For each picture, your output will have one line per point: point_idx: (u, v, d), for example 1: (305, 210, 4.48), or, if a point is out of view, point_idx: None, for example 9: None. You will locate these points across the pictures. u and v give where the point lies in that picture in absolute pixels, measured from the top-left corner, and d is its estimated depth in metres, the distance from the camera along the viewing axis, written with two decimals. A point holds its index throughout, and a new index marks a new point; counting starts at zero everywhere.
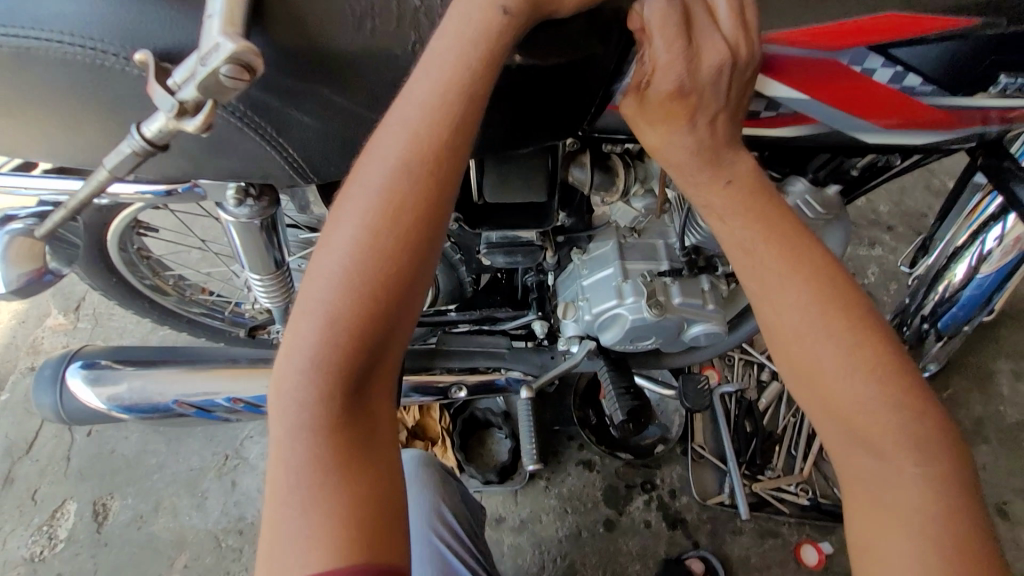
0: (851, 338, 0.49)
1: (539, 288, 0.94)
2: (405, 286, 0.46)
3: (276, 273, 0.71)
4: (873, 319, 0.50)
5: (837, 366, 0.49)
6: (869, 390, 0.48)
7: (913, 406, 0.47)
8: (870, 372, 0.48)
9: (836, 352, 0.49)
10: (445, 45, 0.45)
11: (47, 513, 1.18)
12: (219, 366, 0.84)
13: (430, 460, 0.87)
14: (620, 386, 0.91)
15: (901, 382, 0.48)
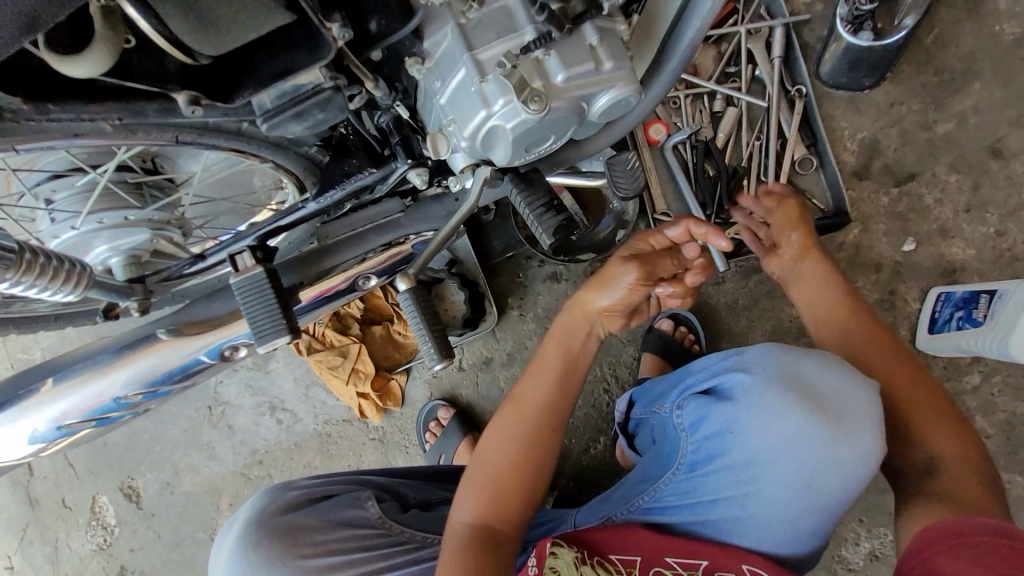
0: (848, 322, 0.77)
1: (398, 127, 0.72)
2: (550, 421, 0.75)
3: (25, 269, 0.55)
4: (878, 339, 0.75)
5: (831, 330, 0.78)
6: (846, 329, 0.77)
7: (877, 347, 0.75)
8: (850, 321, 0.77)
9: (816, 321, 0.79)
10: (550, 224, 0.75)
11: (87, 511, 1.24)
12: (87, 372, 0.73)
13: (267, 505, 0.85)
14: (538, 205, 0.75)
15: (869, 331, 0.76)
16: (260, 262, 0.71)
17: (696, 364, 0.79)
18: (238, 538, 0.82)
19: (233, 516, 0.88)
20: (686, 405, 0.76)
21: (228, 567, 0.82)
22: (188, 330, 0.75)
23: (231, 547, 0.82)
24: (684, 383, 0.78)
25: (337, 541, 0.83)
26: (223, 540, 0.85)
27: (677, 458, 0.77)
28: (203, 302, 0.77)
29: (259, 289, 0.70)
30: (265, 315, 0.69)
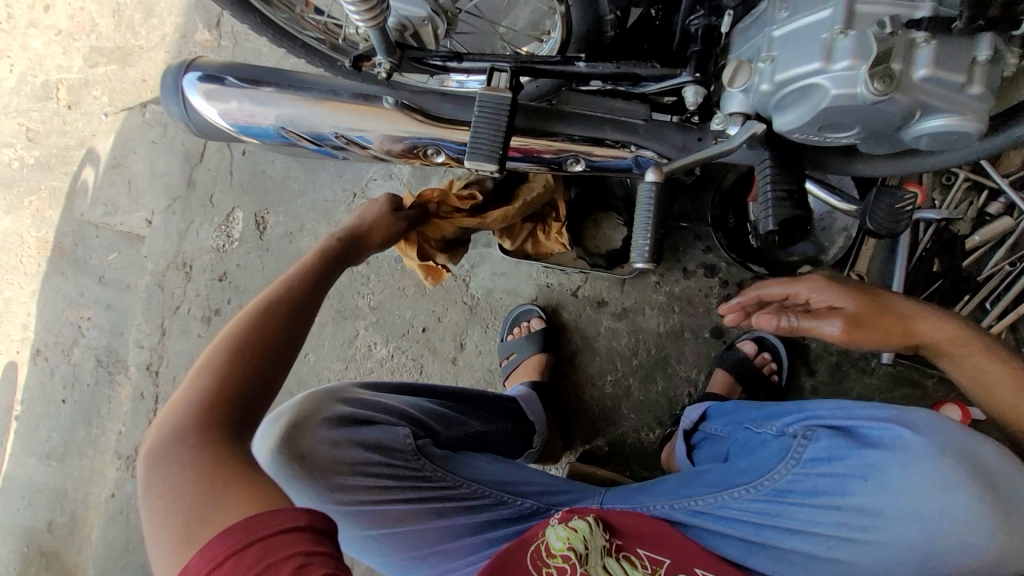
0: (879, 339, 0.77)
1: (705, 38, 0.67)
2: (280, 341, 0.66)
3: None
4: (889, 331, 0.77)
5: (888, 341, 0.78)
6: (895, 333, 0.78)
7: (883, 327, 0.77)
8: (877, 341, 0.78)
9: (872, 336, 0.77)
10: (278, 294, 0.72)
11: (222, 215, 1.39)
12: (324, 99, 0.77)
13: (296, 421, 0.79)
14: (781, 185, 0.69)
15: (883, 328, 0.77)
16: (510, 90, 0.71)
17: (818, 407, 0.85)
18: (273, 450, 0.77)
19: (261, 417, 0.83)
20: (817, 438, 0.81)
21: (257, 475, 0.79)
22: (412, 113, 0.78)
23: (263, 455, 0.78)
24: (811, 417, 0.84)
25: (365, 469, 0.79)
26: (252, 449, 0.80)
27: (771, 479, 0.81)
28: (437, 99, 0.79)
29: (497, 111, 0.71)
30: (488, 136, 0.71)
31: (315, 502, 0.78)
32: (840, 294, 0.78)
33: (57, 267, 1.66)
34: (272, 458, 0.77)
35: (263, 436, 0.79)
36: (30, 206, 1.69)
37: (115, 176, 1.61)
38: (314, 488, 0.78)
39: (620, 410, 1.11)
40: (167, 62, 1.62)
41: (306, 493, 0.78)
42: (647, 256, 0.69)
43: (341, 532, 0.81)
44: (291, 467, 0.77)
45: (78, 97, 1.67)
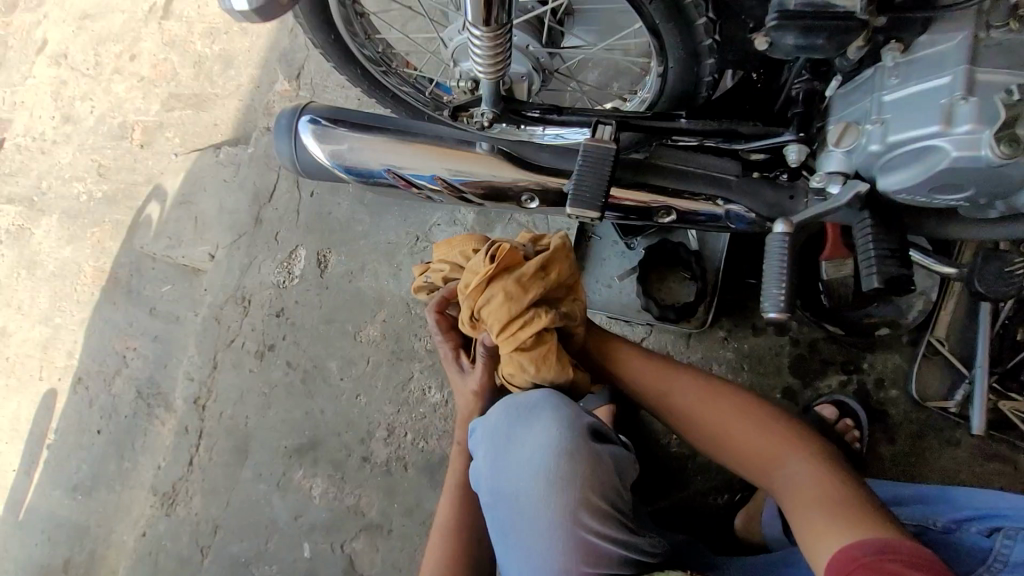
0: (726, 409, 0.81)
1: (807, 101, 0.71)
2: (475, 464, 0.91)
3: (496, 34, 0.61)
4: (736, 400, 0.81)
5: (763, 444, 0.77)
6: (743, 430, 0.78)
7: (748, 415, 0.79)
8: (740, 418, 0.79)
9: (709, 402, 0.82)
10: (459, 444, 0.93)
11: (285, 253, 1.42)
12: (427, 144, 0.81)
13: (573, 417, 0.81)
14: (886, 246, 0.70)
15: (749, 412, 0.79)
16: (614, 142, 0.74)
17: (970, 496, 0.78)
18: (548, 438, 0.79)
19: (522, 403, 0.83)
20: (1019, 538, 0.69)
21: (521, 461, 0.80)
22: (510, 160, 0.81)
23: (535, 446, 0.80)
24: (995, 513, 0.74)
25: (612, 493, 0.79)
26: (520, 432, 0.81)
27: None
28: (535, 148, 0.82)
29: (602, 162, 0.73)
30: (592, 185, 0.73)
31: (552, 511, 0.77)
32: (688, 379, 0.84)
33: (111, 296, 1.69)
34: (545, 443, 0.79)
35: (536, 421, 0.81)
36: (92, 237, 1.74)
37: (181, 212, 1.67)
38: (565, 495, 0.77)
39: (687, 470, 1.07)
40: (239, 109, 1.71)
41: (558, 497, 0.77)
42: (780, 304, 0.67)
43: (549, 557, 0.77)
44: (563, 460, 0.78)
45: (152, 138, 1.76)
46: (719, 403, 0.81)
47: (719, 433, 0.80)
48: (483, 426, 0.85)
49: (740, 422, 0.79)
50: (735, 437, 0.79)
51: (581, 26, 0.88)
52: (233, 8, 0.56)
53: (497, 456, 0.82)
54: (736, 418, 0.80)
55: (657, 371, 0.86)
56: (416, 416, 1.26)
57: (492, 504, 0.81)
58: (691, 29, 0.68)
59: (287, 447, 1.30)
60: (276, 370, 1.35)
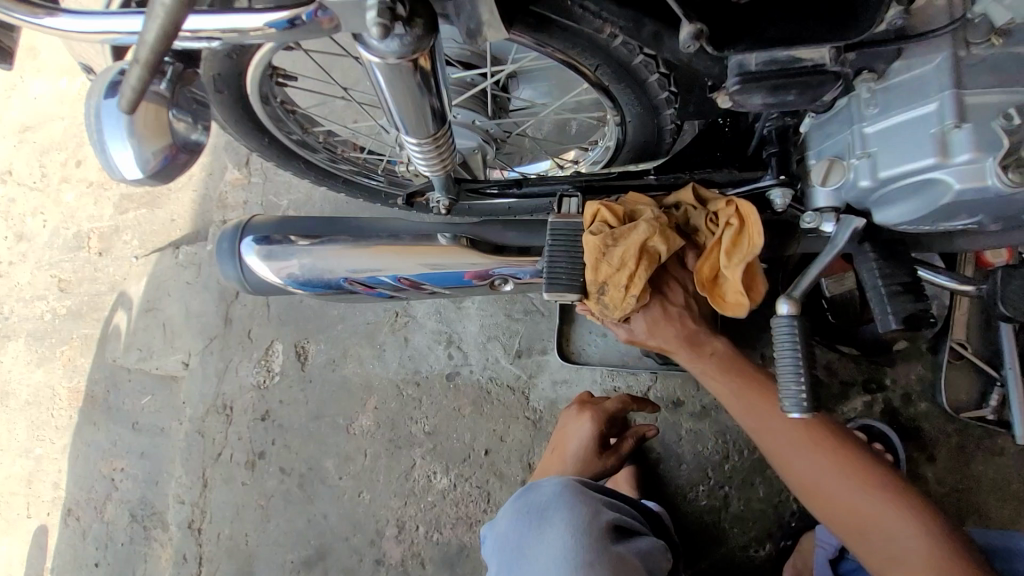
0: (825, 460, 0.70)
1: (780, 139, 0.66)
2: None
3: (435, 136, 0.55)
4: (835, 446, 0.71)
5: (857, 504, 0.68)
6: (847, 489, 0.69)
7: (854, 473, 0.70)
8: (845, 477, 0.69)
9: (809, 452, 0.71)
10: None
11: (261, 350, 1.34)
12: (384, 244, 0.75)
13: (591, 514, 0.76)
14: (894, 282, 0.64)
15: (853, 469, 0.70)
16: (582, 214, 0.68)
17: None
18: (565, 541, 0.73)
19: (534, 504, 0.79)
20: None
21: (538, 571, 0.73)
22: (475, 247, 0.75)
23: (552, 555, 0.72)
24: None
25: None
26: (533, 537, 0.75)
27: None
28: (500, 228, 0.76)
29: (573, 239, 0.67)
30: (567, 266, 0.66)
31: None
32: (791, 421, 0.72)
33: (88, 416, 1.59)
34: (563, 550, 0.72)
35: (550, 527, 0.75)
36: (61, 356, 1.65)
37: (149, 318, 1.58)
38: None
39: (721, 525, 0.99)
40: (194, 201, 1.63)
41: None
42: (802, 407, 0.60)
43: None
44: (585, 566, 0.70)
45: (109, 244, 1.68)
46: (815, 450, 0.71)
47: (814, 485, 0.71)
48: (496, 537, 0.79)
49: (840, 480, 0.70)
50: (833, 494, 0.70)
51: (528, 86, 0.82)
52: (123, 173, 0.53)
53: (513, 568, 0.75)
54: (832, 476, 0.70)
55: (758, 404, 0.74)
56: (425, 506, 1.18)
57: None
58: (645, 86, 0.62)
59: (294, 561, 1.21)
60: (270, 478, 1.26)
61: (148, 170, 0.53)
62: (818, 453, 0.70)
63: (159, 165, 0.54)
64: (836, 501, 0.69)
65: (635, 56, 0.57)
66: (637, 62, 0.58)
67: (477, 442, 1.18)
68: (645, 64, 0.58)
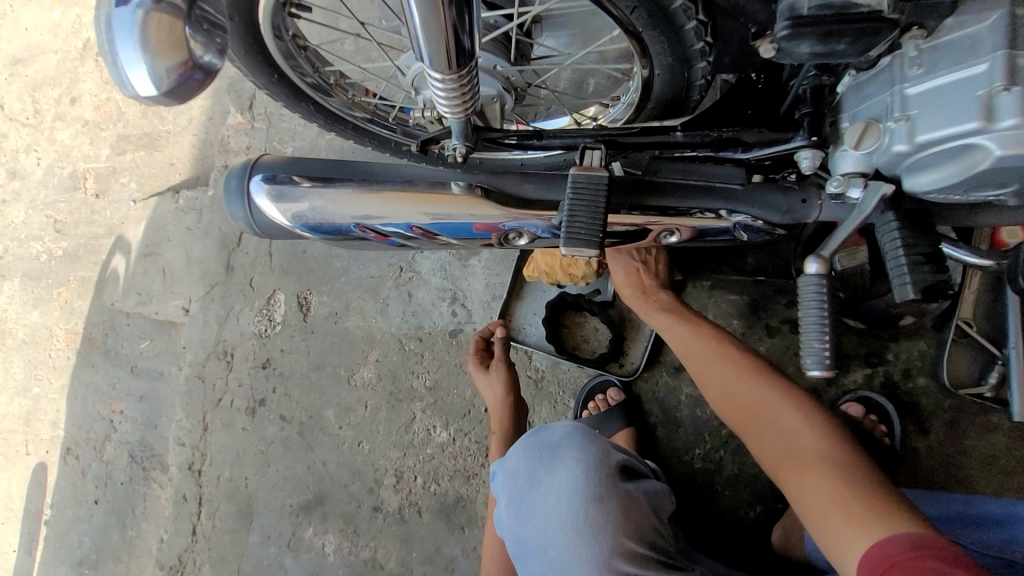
0: (732, 368, 0.78)
1: (815, 98, 0.64)
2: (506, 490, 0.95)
3: (460, 71, 0.52)
4: (747, 358, 0.79)
5: (758, 403, 0.75)
6: (753, 389, 0.76)
7: (762, 377, 0.77)
8: (752, 378, 0.77)
9: (717, 360, 0.80)
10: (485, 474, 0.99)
11: (263, 299, 1.33)
12: (397, 189, 0.73)
13: (603, 453, 0.74)
14: (917, 253, 0.63)
15: (761, 374, 0.77)
16: (605, 166, 0.66)
17: None
18: (576, 479, 0.71)
19: (546, 442, 0.76)
20: None
21: (547, 505, 0.71)
22: (494, 198, 0.73)
23: (564, 492, 0.71)
24: None
25: (648, 534, 0.71)
26: (544, 475, 0.73)
27: None
28: (518, 179, 0.74)
29: (593, 192, 0.65)
30: (586, 218, 0.65)
31: (589, 564, 0.68)
32: (704, 340, 0.83)
33: (87, 359, 1.59)
34: (579, 489, 0.70)
35: (563, 465, 0.73)
36: (58, 298, 1.63)
37: (148, 262, 1.56)
38: (599, 542, 0.68)
39: (715, 487, 1.01)
40: (195, 146, 1.59)
41: (594, 546, 0.68)
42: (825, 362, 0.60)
43: None
44: (596, 508, 0.69)
45: (106, 186, 1.64)
46: (718, 355, 0.81)
47: (723, 389, 0.78)
48: (506, 472, 0.77)
49: (744, 383, 0.77)
50: (739, 391, 0.77)
51: (553, 33, 0.79)
52: (139, 91, 0.54)
53: (521, 503, 0.73)
54: (739, 380, 0.77)
55: (683, 321, 0.87)
56: (424, 458, 1.20)
57: (521, 558, 0.72)
58: (681, 34, 0.60)
59: (293, 505, 1.23)
60: (270, 425, 1.27)
61: (163, 87, 0.54)
62: (729, 362, 0.79)
63: (175, 83, 0.55)
64: (746, 406, 0.75)
65: None
66: (676, 5, 0.57)
67: (477, 398, 1.20)
68: (684, 7, 0.57)
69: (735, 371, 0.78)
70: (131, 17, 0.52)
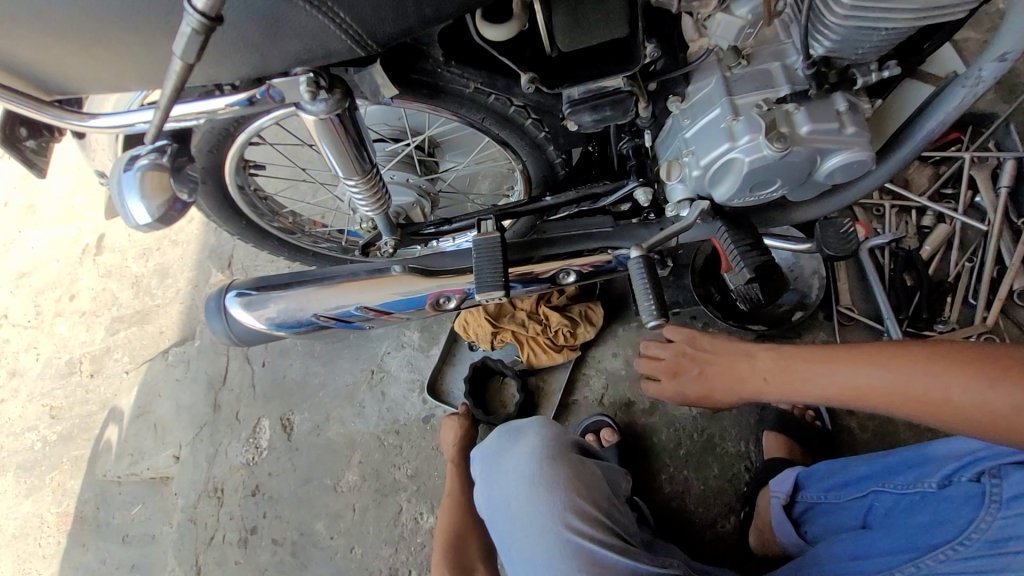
0: (877, 367, 0.65)
1: (637, 154, 0.86)
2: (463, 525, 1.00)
3: (366, 176, 0.73)
4: (907, 345, 0.64)
5: (950, 395, 0.59)
6: (935, 381, 0.60)
7: (936, 361, 0.60)
8: (923, 367, 0.61)
9: (864, 368, 0.66)
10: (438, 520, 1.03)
11: (249, 428, 1.42)
12: (344, 281, 0.90)
13: (558, 431, 0.90)
14: (742, 244, 0.82)
15: (931, 357, 0.61)
16: (497, 230, 0.86)
17: (946, 449, 0.77)
18: (533, 450, 0.87)
19: (514, 425, 0.93)
20: (1004, 476, 0.66)
21: (513, 472, 0.87)
22: (423, 273, 0.91)
23: (525, 458, 0.87)
24: (971, 456, 0.72)
25: (601, 498, 0.86)
26: (510, 449, 0.89)
27: (978, 529, 0.66)
28: (439, 257, 0.94)
29: (491, 250, 0.84)
30: (490, 270, 0.83)
31: (543, 512, 0.82)
32: (845, 360, 0.69)
33: (78, 538, 1.60)
34: (535, 452, 0.87)
35: (524, 441, 0.89)
36: (52, 482, 1.68)
37: (140, 424, 1.66)
38: (551, 495, 0.83)
39: (686, 505, 1.07)
40: (183, 311, 1.78)
41: (548, 498, 0.83)
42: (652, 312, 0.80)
43: (541, 558, 0.80)
44: (548, 466, 0.85)
45: (100, 364, 1.79)
46: (858, 361, 0.67)
47: (900, 399, 0.62)
48: (482, 450, 0.93)
49: (919, 378, 0.61)
50: (919, 394, 0.61)
51: (450, 151, 1.05)
52: (139, 221, 0.74)
53: (492, 472, 0.89)
54: (916, 376, 0.61)
55: (801, 359, 0.76)
56: (415, 548, 1.22)
57: (491, 521, 0.87)
58: (524, 129, 0.82)
59: None
60: (262, 552, 1.29)
61: (154, 216, 0.74)
62: (888, 360, 0.64)
63: (163, 214, 0.75)
64: (933, 403, 0.60)
65: (509, 107, 0.78)
66: (512, 111, 0.78)
67: None
68: (518, 112, 0.79)
69: (905, 367, 0.62)
70: (133, 176, 0.74)
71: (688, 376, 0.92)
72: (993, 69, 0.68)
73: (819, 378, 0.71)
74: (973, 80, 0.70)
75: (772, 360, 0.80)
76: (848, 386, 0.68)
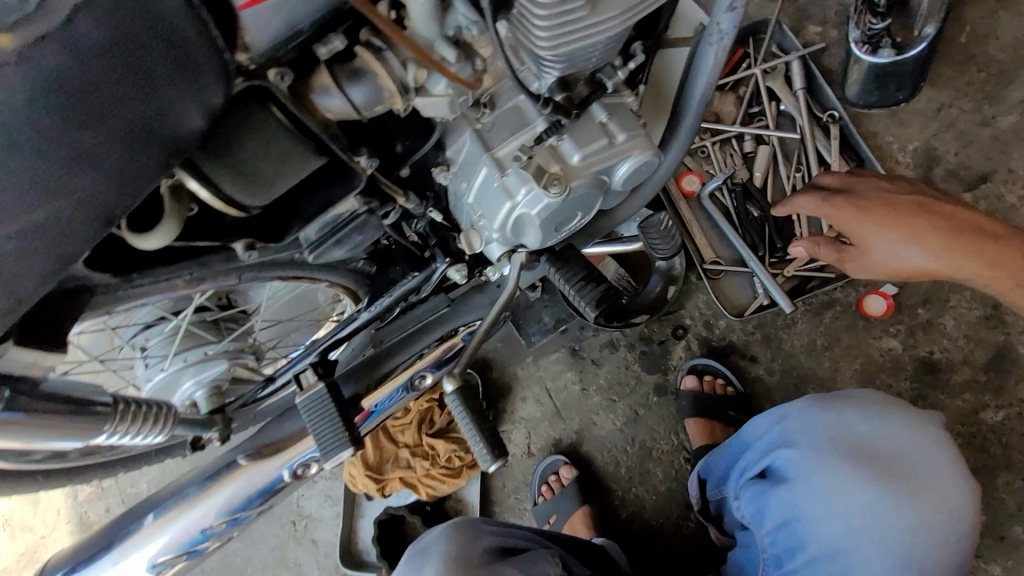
0: (887, 234, 0.80)
1: (434, 229, 0.75)
2: None
3: (116, 418, 0.58)
4: (905, 205, 0.81)
5: (923, 260, 0.80)
6: (939, 241, 0.79)
7: (936, 223, 0.79)
8: (930, 227, 0.79)
9: (883, 227, 0.80)
10: None
11: None
12: (177, 506, 0.75)
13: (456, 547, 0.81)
14: (577, 281, 0.76)
15: (933, 222, 0.79)
16: (320, 378, 0.74)
17: (751, 432, 0.91)
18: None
19: (420, 546, 0.84)
20: (743, 498, 0.87)
21: None
22: (264, 454, 0.77)
23: None
24: (744, 466, 0.89)
25: None
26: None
27: (765, 555, 0.85)
28: (278, 422, 0.78)
29: (321, 404, 0.72)
30: (329, 429, 0.72)
31: None
32: (872, 218, 0.81)
33: None
34: None
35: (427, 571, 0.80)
36: None
37: None
38: None
39: (647, 520, 1.06)
40: None
41: None
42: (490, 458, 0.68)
43: None
44: None
45: None
46: (879, 211, 0.81)
47: (885, 267, 0.82)
48: None
49: (919, 224, 0.80)
50: (908, 269, 0.81)
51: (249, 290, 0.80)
52: None
53: None
54: (911, 237, 0.80)
55: (830, 202, 0.83)
56: None
57: None
58: None
59: None
60: None
61: None
62: (878, 236, 0.81)
63: None
64: (927, 272, 0.81)
65: None
66: None
67: None
68: None
69: (938, 245, 0.79)
70: None
71: (808, 200, 0.84)
72: (729, 21, 0.65)
73: (881, 248, 0.81)
74: (716, 34, 0.67)
75: (855, 212, 0.81)
76: (897, 258, 0.81)
